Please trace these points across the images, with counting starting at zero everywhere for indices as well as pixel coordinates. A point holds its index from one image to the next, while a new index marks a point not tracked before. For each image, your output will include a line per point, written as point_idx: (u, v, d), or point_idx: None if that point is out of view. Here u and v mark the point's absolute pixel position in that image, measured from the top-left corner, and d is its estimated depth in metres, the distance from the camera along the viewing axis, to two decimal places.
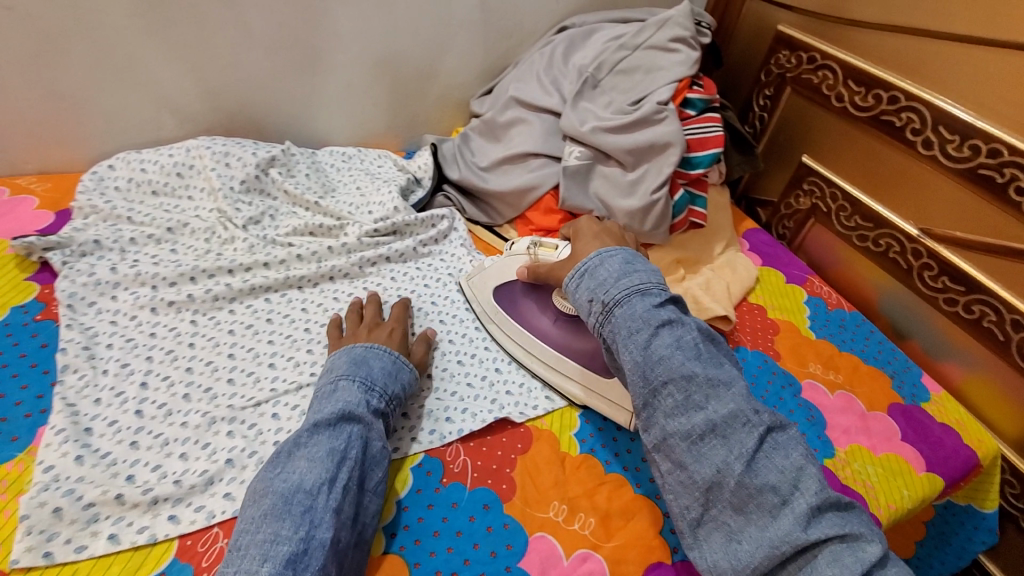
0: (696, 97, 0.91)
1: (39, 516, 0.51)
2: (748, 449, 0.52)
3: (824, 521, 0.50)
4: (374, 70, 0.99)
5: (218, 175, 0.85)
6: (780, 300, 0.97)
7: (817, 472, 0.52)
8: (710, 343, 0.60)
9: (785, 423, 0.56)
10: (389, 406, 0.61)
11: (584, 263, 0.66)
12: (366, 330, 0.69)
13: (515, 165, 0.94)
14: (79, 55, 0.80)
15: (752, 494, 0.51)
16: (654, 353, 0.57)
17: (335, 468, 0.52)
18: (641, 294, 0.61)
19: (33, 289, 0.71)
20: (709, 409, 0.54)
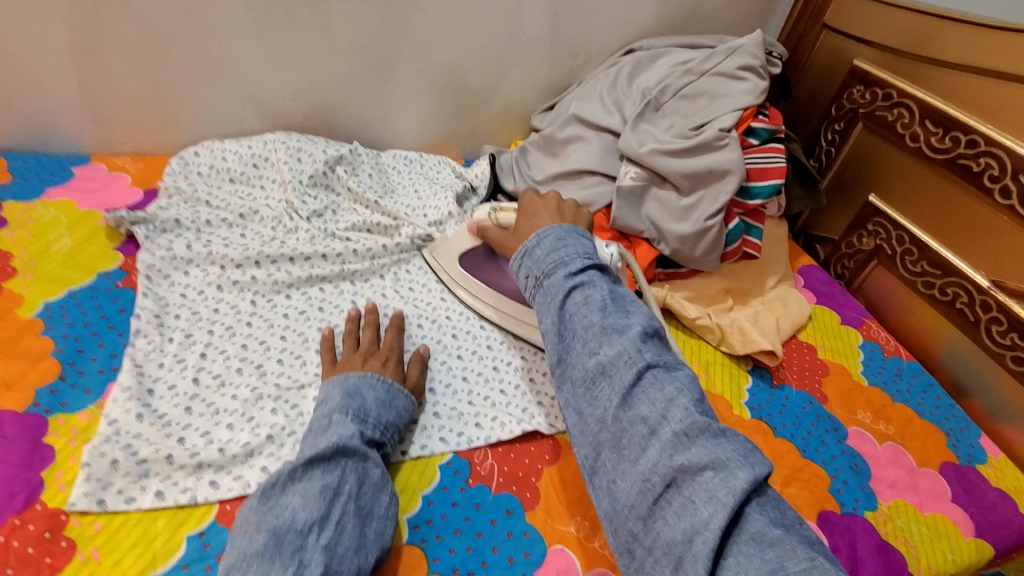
0: (760, 127, 0.90)
1: (98, 465, 0.55)
2: (626, 385, 0.54)
3: (690, 447, 0.49)
4: (442, 80, 1.04)
5: (289, 168, 0.91)
6: (832, 341, 0.93)
7: (687, 401, 0.52)
8: (623, 297, 0.62)
9: (672, 365, 0.57)
10: (384, 434, 0.61)
11: (522, 245, 0.69)
12: (360, 358, 0.67)
13: (569, 181, 0.95)
14: (181, 49, 0.88)
15: (624, 428, 0.53)
16: (566, 313, 0.60)
17: (327, 505, 0.52)
18: (563, 264, 0.64)
19: (117, 259, 0.77)
20: (601, 353, 0.56)
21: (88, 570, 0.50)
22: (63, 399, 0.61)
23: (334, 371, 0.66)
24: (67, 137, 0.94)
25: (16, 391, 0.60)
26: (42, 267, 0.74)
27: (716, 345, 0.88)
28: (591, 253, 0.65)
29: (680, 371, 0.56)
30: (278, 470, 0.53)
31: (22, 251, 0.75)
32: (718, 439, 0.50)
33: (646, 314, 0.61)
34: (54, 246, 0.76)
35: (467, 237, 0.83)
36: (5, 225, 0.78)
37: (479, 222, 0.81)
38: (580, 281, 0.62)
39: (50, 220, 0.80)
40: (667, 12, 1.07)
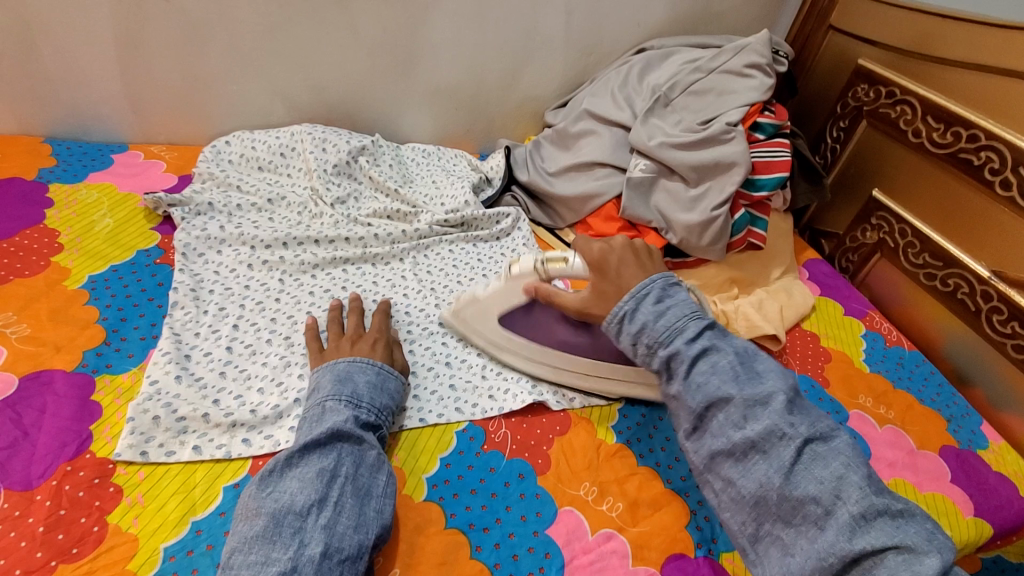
0: (767, 122, 0.93)
1: (142, 420, 0.59)
2: (787, 462, 0.52)
3: (870, 530, 0.48)
4: (461, 77, 1.08)
5: (315, 157, 0.95)
6: (835, 330, 0.96)
7: (861, 480, 0.50)
8: (751, 356, 0.59)
9: (828, 435, 0.54)
10: (380, 416, 0.62)
11: (617, 308, 0.63)
12: (349, 342, 0.68)
13: (581, 173, 0.99)
14: (215, 44, 0.93)
15: (793, 507, 0.51)
16: (693, 383, 0.58)
17: (325, 488, 0.53)
18: (679, 331, 0.60)
19: (154, 237, 0.82)
20: (747, 428, 0.54)
21: (134, 513, 0.54)
22: (108, 360, 0.66)
23: (323, 358, 0.67)
24: (107, 126, 0.99)
25: (66, 352, 0.65)
26: (87, 244, 0.79)
27: None
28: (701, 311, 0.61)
29: (838, 440, 0.54)
30: (275, 457, 0.55)
31: (68, 229, 0.80)
32: (899, 524, 0.49)
33: (778, 373, 0.58)
34: (96, 225, 0.81)
35: (512, 295, 0.71)
36: (52, 206, 0.83)
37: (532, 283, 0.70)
38: (702, 347, 0.59)
39: (93, 201, 0.85)
40: (677, 13, 1.11)
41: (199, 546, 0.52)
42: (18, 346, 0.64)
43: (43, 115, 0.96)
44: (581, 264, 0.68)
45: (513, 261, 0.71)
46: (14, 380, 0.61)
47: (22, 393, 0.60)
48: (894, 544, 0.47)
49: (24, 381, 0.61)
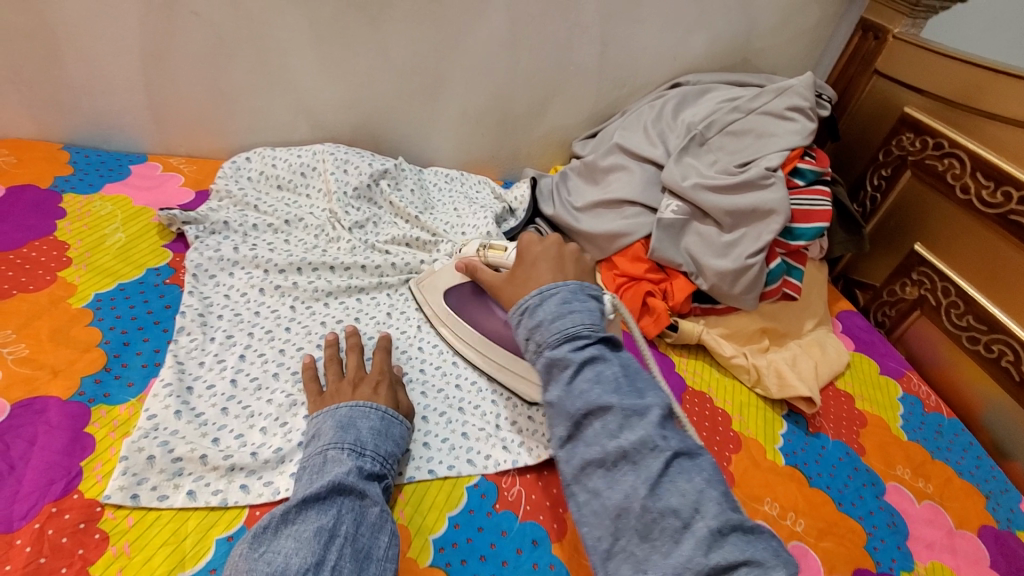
0: (807, 167, 0.89)
1: (135, 460, 0.56)
2: (655, 473, 0.52)
3: (724, 545, 0.47)
4: (489, 103, 1.06)
5: (335, 179, 0.93)
6: (870, 391, 0.91)
7: (719, 496, 0.51)
8: (634, 373, 0.60)
9: (696, 453, 0.55)
10: (384, 466, 0.58)
11: (522, 302, 0.65)
12: (350, 386, 0.64)
13: (610, 210, 0.95)
14: (242, 59, 0.91)
15: (654, 520, 0.50)
16: (575, 389, 0.57)
17: (322, 550, 0.49)
18: (570, 336, 0.60)
19: (166, 256, 0.79)
20: (621, 437, 0.54)
21: (119, 564, 0.50)
22: (106, 389, 0.62)
23: (322, 402, 0.63)
24: (127, 136, 0.97)
25: (63, 378, 0.62)
26: (96, 259, 0.76)
27: (751, 387, 0.86)
28: (599, 321, 0.62)
29: (702, 459, 0.55)
30: (271, 512, 0.51)
31: (78, 243, 0.77)
32: (751, 540, 0.49)
33: (657, 391, 0.59)
34: (108, 240, 0.79)
35: (456, 273, 0.78)
36: (64, 216, 0.81)
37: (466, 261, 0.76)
38: (590, 355, 0.59)
39: (106, 214, 0.83)
40: (715, 49, 1.09)
41: None
42: (13, 368, 0.61)
43: (64, 122, 0.94)
44: (514, 256, 0.74)
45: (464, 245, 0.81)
46: (6, 407, 0.58)
47: (13, 422, 0.57)
48: (743, 561, 0.46)
49: (16, 408, 0.58)
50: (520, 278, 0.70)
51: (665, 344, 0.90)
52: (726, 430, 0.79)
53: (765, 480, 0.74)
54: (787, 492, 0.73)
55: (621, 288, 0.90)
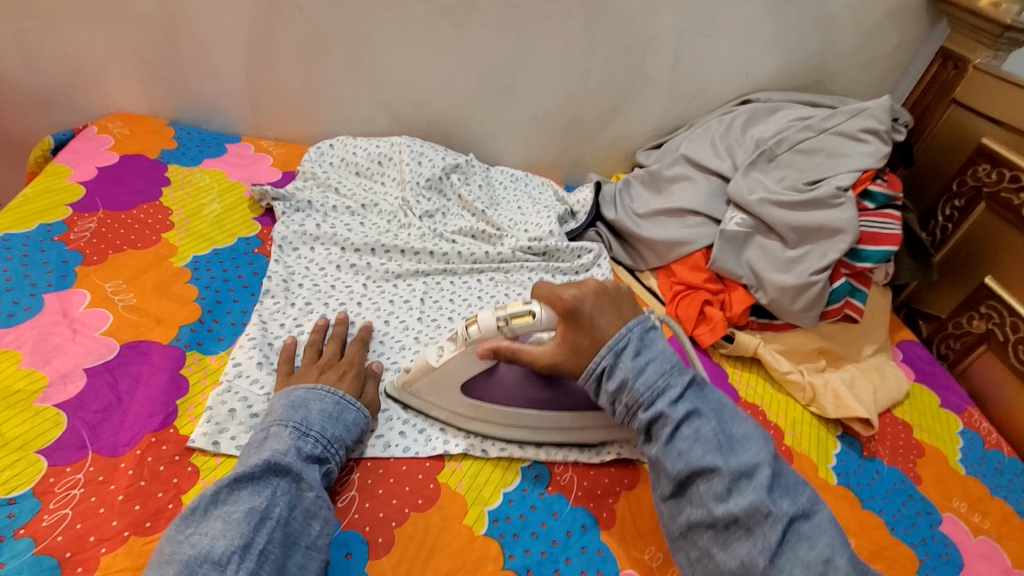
0: (878, 190, 0.89)
1: (218, 411, 0.60)
2: (773, 544, 0.50)
3: None
4: (559, 109, 1.09)
5: (410, 169, 0.98)
6: (929, 422, 0.88)
7: (845, 562, 0.50)
8: (729, 420, 0.58)
9: (809, 511, 0.53)
10: (328, 450, 0.57)
11: (593, 355, 0.59)
12: (318, 369, 0.64)
13: (672, 218, 0.96)
14: (336, 53, 0.98)
15: None
16: (674, 448, 0.55)
17: (251, 532, 0.48)
18: (661, 393, 0.57)
19: (255, 228, 0.86)
20: (732, 502, 0.52)
21: None
22: (200, 338, 0.68)
23: (287, 381, 0.62)
24: (225, 117, 1.05)
25: (164, 326, 0.68)
26: (194, 225, 0.82)
27: (806, 405, 0.85)
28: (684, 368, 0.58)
29: (818, 515, 0.54)
30: (201, 493, 0.51)
31: (180, 209, 0.84)
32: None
33: (758, 440, 0.56)
34: (205, 209, 0.86)
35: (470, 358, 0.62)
36: (169, 185, 0.88)
37: (494, 345, 0.60)
38: (686, 410, 0.56)
39: (205, 185, 0.90)
40: (788, 69, 1.09)
41: None
42: (123, 314, 0.68)
43: (171, 101, 1.03)
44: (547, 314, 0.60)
45: (472, 321, 0.61)
46: (115, 346, 0.64)
47: (122, 359, 0.63)
48: None
49: (124, 349, 0.64)
50: (588, 353, 0.59)
51: (719, 355, 0.89)
52: (778, 444, 0.78)
53: None
54: (838, 511, 0.72)
55: (678, 296, 0.92)
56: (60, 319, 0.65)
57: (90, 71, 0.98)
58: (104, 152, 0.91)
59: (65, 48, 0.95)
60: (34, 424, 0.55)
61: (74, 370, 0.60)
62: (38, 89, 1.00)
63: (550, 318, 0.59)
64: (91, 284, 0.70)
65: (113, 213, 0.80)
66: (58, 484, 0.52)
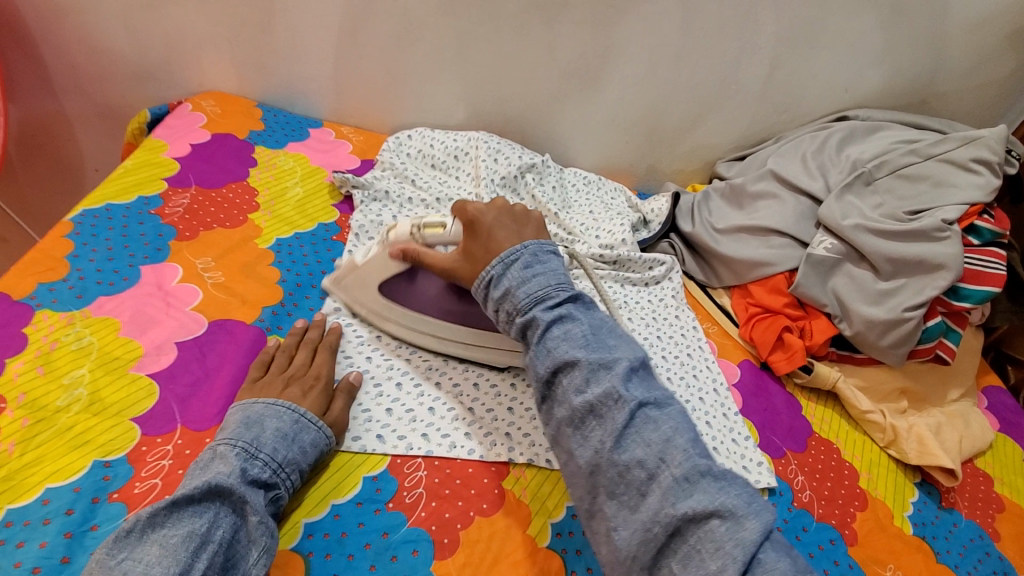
0: (986, 226, 0.82)
1: None
2: (619, 426, 0.49)
3: (693, 493, 0.46)
4: (640, 114, 1.06)
5: (486, 166, 0.97)
6: (1012, 476, 0.84)
7: (686, 442, 0.49)
8: (606, 330, 0.56)
9: (664, 401, 0.52)
10: (278, 474, 0.52)
11: (486, 270, 0.60)
12: (283, 381, 0.60)
13: (753, 237, 0.92)
14: (424, 44, 0.98)
15: (621, 475, 0.49)
16: (544, 347, 0.55)
17: (189, 558, 0.43)
18: (539, 299, 0.57)
19: (334, 214, 0.87)
20: (588, 392, 0.51)
21: None
22: (281, 321, 0.70)
23: (246, 392, 0.58)
24: (309, 101, 1.07)
25: (248, 305, 0.70)
26: (278, 208, 0.85)
27: (882, 446, 0.81)
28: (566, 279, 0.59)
29: (673, 407, 0.53)
30: (136, 514, 0.45)
31: (265, 190, 0.87)
32: (722, 486, 0.47)
33: (629, 344, 0.56)
34: (288, 192, 0.88)
35: (387, 261, 0.67)
36: (255, 165, 0.91)
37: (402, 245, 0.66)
38: (559, 313, 0.56)
39: (288, 169, 0.92)
40: (893, 86, 1.02)
41: (335, 531, 0.54)
42: (211, 292, 0.70)
43: (260, 82, 1.05)
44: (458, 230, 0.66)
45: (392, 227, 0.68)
46: (203, 322, 0.66)
47: (209, 336, 0.65)
48: (710, 510, 0.45)
49: (211, 326, 0.66)
50: (481, 260, 0.62)
51: (793, 384, 0.85)
52: (853, 485, 0.74)
53: (890, 546, 0.69)
54: (912, 563, 0.69)
55: (754, 318, 0.88)
56: (155, 292, 0.68)
57: (189, 49, 1.02)
58: (197, 129, 0.94)
59: (167, 25, 0.99)
60: (127, 392, 0.58)
61: (166, 343, 0.63)
62: (139, 63, 1.04)
63: (458, 231, 0.65)
64: (183, 259, 0.72)
65: (204, 190, 0.83)
66: (149, 453, 0.54)
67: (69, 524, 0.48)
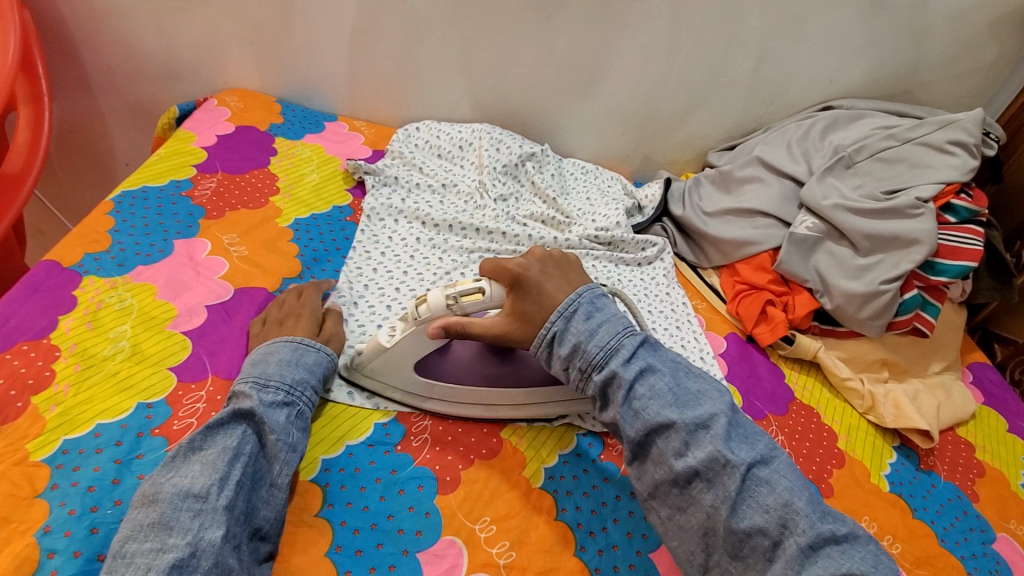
0: (962, 205, 0.87)
1: None
2: (732, 492, 0.52)
3: (816, 559, 0.49)
4: (635, 106, 1.12)
5: (489, 155, 1.03)
6: (993, 444, 0.87)
7: (806, 507, 0.51)
8: (684, 374, 0.59)
9: (765, 456, 0.55)
10: (292, 394, 0.59)
11: (546, 327, 0.61)
12: (281, 322, 0.67)
13: (740, 218, 0.97)
14: (431, 42, 1.05)
15: (740, 540, 0.52)
16: (632, 409, 0.57)
17: (226, 467, 0.51)
18: (614, 355, 0.59)
19: (347, 198, 0.94)
20: (690, 455, 0.54)
21: None
22: None
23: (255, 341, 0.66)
24: (324, 97, 1.15)
25: (270, 276, 0.77)
26: (297, 192, 0.92)
27: (863, 413, 0.86)
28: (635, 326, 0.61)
29: (776, 460, 0.55)
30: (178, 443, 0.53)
31: (284, 176, 0.94)
32: (846, 550, 0.50)
33: (710, 391, 0.58)
34: (306, 178, 0.95)
35: (424, 341, 0.63)
36: (276, 154, 0.98)
37: (444, 322, 0.62)
38: (639, 369, 0.58)
39: (306, 157, 0.99)
40: (876, 77, 1.08)
41: (349, 467, 0.60)
42: (237, 263, 0.77)
43: (280, 80, 1.13)
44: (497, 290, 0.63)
45: (419, 302, 0.63)
46: (229, 290, 0.73)
47: (236, 301, 0.72)
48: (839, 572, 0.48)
49: (237, 292, 0.73)
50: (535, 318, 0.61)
51: (777, 356, 0.90)
52: (831, 447, 0.79)
53: (865, 501, 0.74)
54: (888, 516, 0.73)
55: (740, 294, 0.93)
56: (187, 262, 0.75)
57: (214, 49, 1.10)
58: (222, 122, 1.02)
59: (195, 28, 1.07)
60: (164, 346, 0.65)
61: (197, 306, 0.70)
62: (169, 64, 1.13)
63: (502, 292, 0.62)
64: (211, 235, 0.80)
65: (229, 176, 0.91)
66: (185, 397, 0.61)
67: (118, 452, 0.55)
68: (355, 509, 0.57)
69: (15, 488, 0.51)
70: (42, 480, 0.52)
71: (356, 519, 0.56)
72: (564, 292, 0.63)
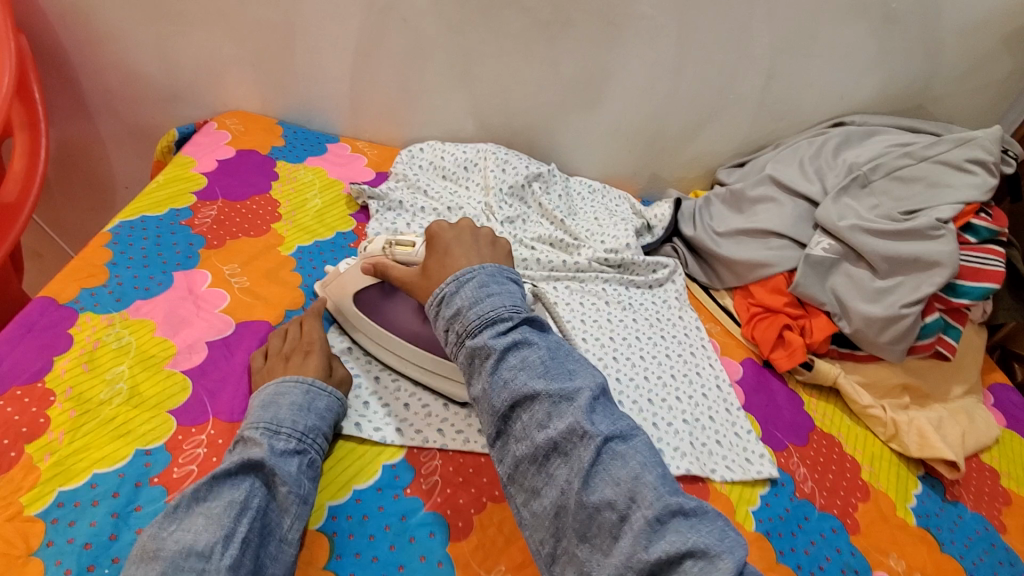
0: (982, 224, 0.84)
1: None
2: (586, 464, 0.48)
3: (665, 535, 0.45)
4: (642, 124, 1.10)
5: (495, 176, 1.01)
6: (1020, 471, 0.84)
7: (656, 480, 0.48)
8: (565, 354, 0.56)
9: (629, 434, 0.51)
10: (304, 441, 0.57)
11: (438, 290, 0.59)
12: (285, 357, 0.65)
13: (753, 239, 0.95)
14: (434, 62, 1.03)
15: (591, 517, 0.47)
16: (500, 378, 0.53)
17: (233, 522, 0.48)
18: (491, 322, 0.55)
19: (351, 223, 0.92)
20: (550, 427, 0.50)
21: None
22: None
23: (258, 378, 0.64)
24: (326, 118, 1.13)
25: (273, 307, 0.75)
26: (299, 217, 0.90)
27: (885, 440, 0.83)
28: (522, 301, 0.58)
29: (638, 440, 0.51)
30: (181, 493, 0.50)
31: (286, 202, 0.92)
32: (694, 524, 0.46)
33: (588, 371, 0.55)
34: (308, 203, 0.93)
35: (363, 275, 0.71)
36: (277, 178, 0.96)
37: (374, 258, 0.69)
38: (514, 340, 0.55)
39: (308, 181, 0.97)
40: (889, 91, 1.06)
41: (357, 514, 0.57)
42: (238, 295, 0.75)
43: (281, 101, 1.12)
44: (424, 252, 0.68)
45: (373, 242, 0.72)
46: (231, 324, 0.71)
47: (237, 336, 0.70)
48: (685, 550, 0.43)
49: (238, 326, 0.71)
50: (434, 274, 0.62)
51: (795, 381, 0.88)
52: (855, 478, 0.76)
53: (892, 536, 0.71)
54: (916, 552, 0.70)
55: (755, 318, 0.90)
56: (186, 295, 0.73)
57: (215, 71, 1.08)
58: (223, 146, 1.00)
59: (195, 50, 1.06)
60: (164, 387, 0.62)
61: (198, 342, 0.68)
62: (169, 86, 1.11)
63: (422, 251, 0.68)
64: (212, 266, 0.77)
65: (230, 202, 0.89)
66: (185, 442, 0.58)
67: (116, 505, 0.52)
68: (364, 561, 0.54)
69: (8, 545, 0.49)
70: (37, 537, 0.49)
71: (366, 571, 0.54)
72: (470, 264, 0.61)
